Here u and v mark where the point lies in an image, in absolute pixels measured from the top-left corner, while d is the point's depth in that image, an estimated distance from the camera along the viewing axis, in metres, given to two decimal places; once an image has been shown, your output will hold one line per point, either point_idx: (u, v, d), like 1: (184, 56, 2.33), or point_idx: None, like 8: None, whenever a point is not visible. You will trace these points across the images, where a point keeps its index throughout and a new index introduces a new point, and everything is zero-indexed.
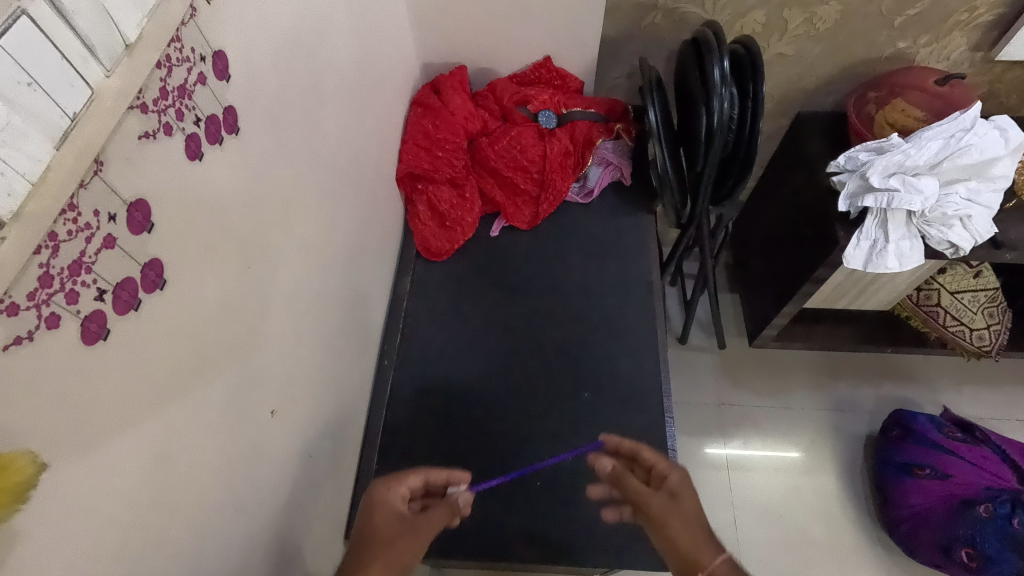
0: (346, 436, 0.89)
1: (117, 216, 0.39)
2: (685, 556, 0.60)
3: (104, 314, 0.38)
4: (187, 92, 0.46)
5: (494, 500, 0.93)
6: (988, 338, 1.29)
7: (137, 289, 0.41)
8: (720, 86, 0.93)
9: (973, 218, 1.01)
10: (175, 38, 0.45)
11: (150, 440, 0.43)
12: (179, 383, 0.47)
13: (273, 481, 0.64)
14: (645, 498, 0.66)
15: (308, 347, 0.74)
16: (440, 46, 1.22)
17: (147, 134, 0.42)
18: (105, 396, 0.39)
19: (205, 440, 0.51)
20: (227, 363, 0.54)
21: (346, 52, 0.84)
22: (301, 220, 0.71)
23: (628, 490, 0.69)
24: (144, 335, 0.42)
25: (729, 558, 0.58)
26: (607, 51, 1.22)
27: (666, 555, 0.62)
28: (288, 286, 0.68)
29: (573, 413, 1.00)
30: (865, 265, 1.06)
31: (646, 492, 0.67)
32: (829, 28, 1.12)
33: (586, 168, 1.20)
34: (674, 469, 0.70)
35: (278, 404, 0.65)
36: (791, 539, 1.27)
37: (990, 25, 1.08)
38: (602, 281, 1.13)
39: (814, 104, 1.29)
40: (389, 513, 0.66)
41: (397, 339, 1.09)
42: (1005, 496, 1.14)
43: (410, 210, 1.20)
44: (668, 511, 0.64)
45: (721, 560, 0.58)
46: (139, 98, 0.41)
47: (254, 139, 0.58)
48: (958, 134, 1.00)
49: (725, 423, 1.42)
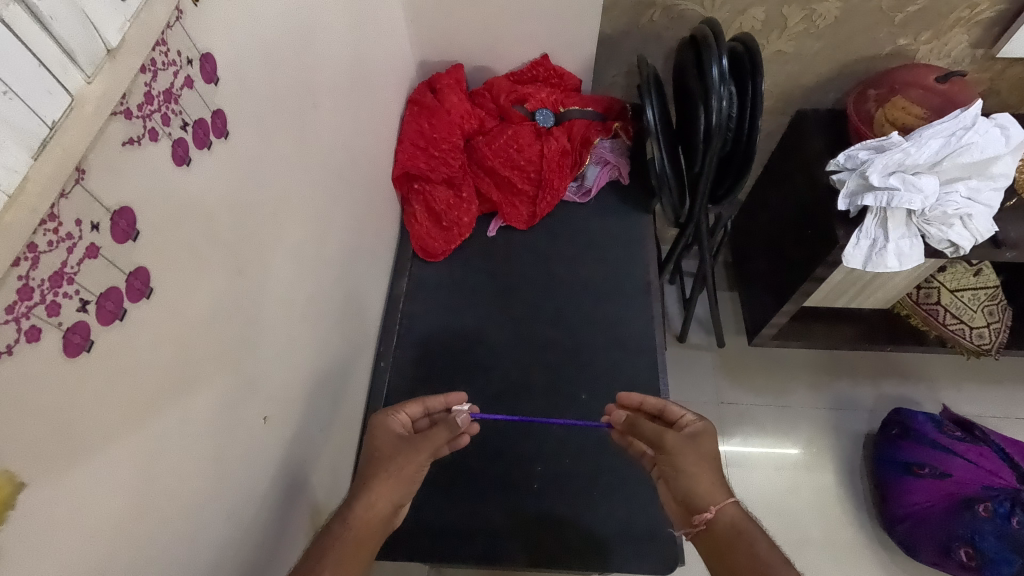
0: (341, 438, 0.89)
1: (100, 225, 0.38)
2: (698, 485, 0.67)
3: (88, 326, 0.38)
4: (174, 96, 0.46)
5: (491, 502, 0.92)
6: (988, 337, 1.28)
7: (123, 298, 0.41)
8: (719, 84, 0.92)
9: (973, 217, 1.01)
10: (160, 42, 0.44)
11: (136, 450, 0.43)
12: (167, 392, 0.46)
13: (265, 486, 0.64)
14: (663, 434, 0.72)
15: (302, 350, 0.73)
16: (436, 44, 1.21)
17: (132, 140, 0.41)
18: (87, 408, 0.38)
19: (195, 448, 0.50)
20: (217, 370, 0.54)
21: (340, 51, 0.83)
22: (294, 222, 0.70)
23: (646, 432, 0.75)
24: (130, 345, 0.42)
25: (738, 500, 0.65)
26: (605, 49, 1.21)
27: (678, 482, 0.69)
28: (281, 290, 0.67)
29: (570, 415, 1.00)
30: (865, 264, 1.05)
31: (664, 432, 0.73)
32: (829, 26, 1.11)
33: (584, 167, 1.19)
34: (692, 418, 0.75)
35: (270, 410, 0.64)
36: (790, 537, 1.27)
37: (991, 22, 1.07)
38: (600, 282, 1.13)
39: (813, 102, 1.28)
40: (388, 435, 0.74)
41: (393, 341, 1.08)
42: (1004, 496, 1.14)
43: (407, 210, 1.19)
44: (685, 446, 0.71)
45: (731, 500, 0.65)
46: (123, 103, 0.40)
47: (245, 141, 0.57)
48: (958, 133, 0.99)
49: (724, 422, 1.42)
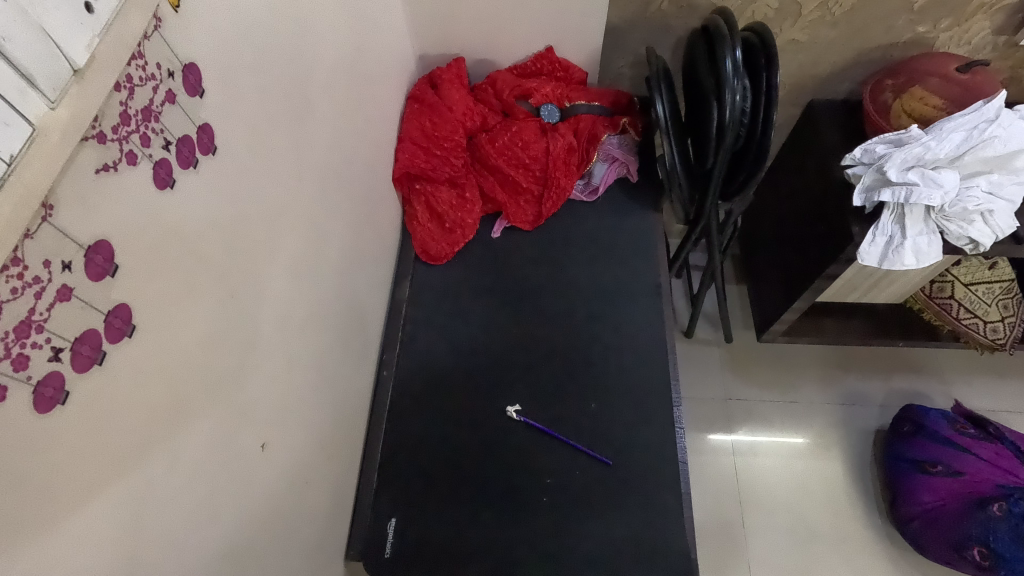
0: (344, 453, 0.86)
1: (73, 263, 0.35)
2: None
3: (62, 375, 0.35)
4: (154, 113, 0.42)
5: (497, 516, 0.90)
6: (1003, 331, 1.23)
7: (102, 340, 0.37)
8: (733, 78, 0.87)
9: (995, 212, 0.95)
10: (138, 55, 0.40)
11: (119, 502, 0.40)
12: (154, 432, 0.43)
13: (263, 513, 0.61)
14: None
15: (300, 367, 0.70)
16: (436, 37, 1.16)
17: (107, 167, 0.37)
18: (55, 465, 0.34)
19: (187, 489, 0.47)
20: (209, 402, 0.50)
21: (334, 50, 0.78)
22: (289, 233, 0.66)
23: None
24: (111, 388, 0.39)
25: None
26: (612, 40, 1.15)
27: None
28: (277, 308, 0.63)
29: (578, 423, 0.97)
30: (881, 262, 1.00)
31: None
32: (846, 13, 1.06)
33: (591, 165, 1.14)
34: None
35: (268, 436, 0.61)
36: (799, 535, 1.24)
37: (1015, 8, 1.02)
38: (609, 285, 1.09)
39: (827, 93, 1.23)
40: None
41: (396, 348, 1.05)
42: (1019, 494, 1.10)
43: (408, 211, 1.15)
44: None
45: None
46: (96, 126, 0.36)
47: (234, 155, 0.53)
48: (981, 125, 0.95)
49: (734, 418, 1.38)
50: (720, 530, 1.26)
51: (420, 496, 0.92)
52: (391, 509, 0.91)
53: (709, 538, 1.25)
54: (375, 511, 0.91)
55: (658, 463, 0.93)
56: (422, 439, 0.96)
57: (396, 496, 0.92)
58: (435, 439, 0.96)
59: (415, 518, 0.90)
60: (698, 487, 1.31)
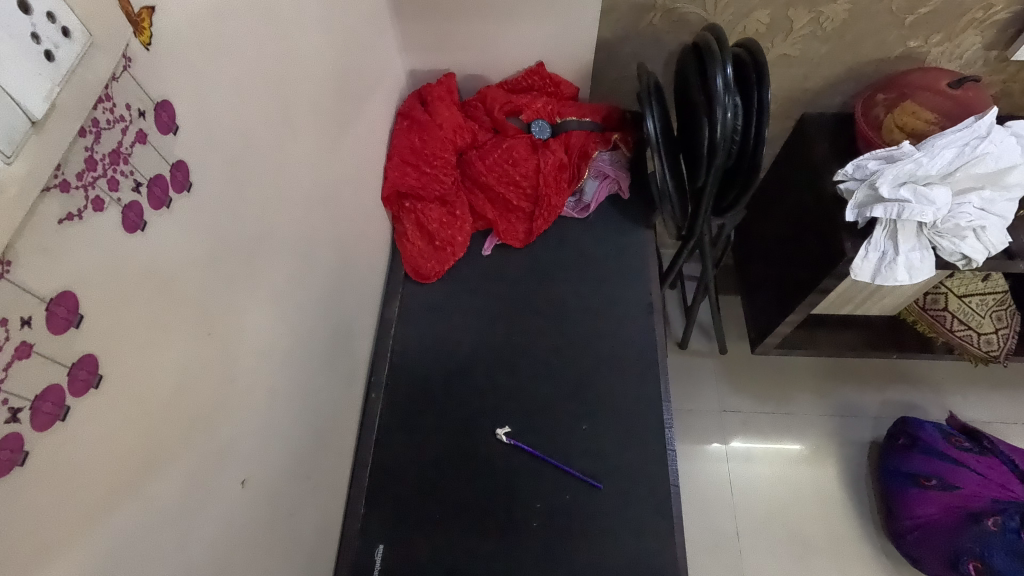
0: (326, 475, 0.84)
1: (33, 318, 0.34)
2: None
3: (20, 437, 0.34)
4: (123, 155, 0.41)
5: (483, 540, 0.88)
6: (997, 343, 1.21)
7: (66, 395, 0.37)
8: (723, 95, 0.85)
9: (987, 229, 0.94)
10: (105, 96, 0.39)
11: (88, 559, 0.39)
12: (128, 480, 0.42)
13: (242, 547, 0.59)
14: None
15: (282, 397, 0.69)
16: (425, 51, 1.14)
17: (70, 216, 0.36)
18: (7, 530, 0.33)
19: (158, 536, 0.46)
20: (188, 445, 0.49)
21: (321, 68, 0.77)
22: (270, 260, 0.65)
23: None
24: (76, 445, 0.38)
25: None
26: (603, 54, 1.14)
27: None
28: (257, 338, 0.62)
29: (569, 445, 0.95)
30: (873, 277, 0.99)
31: None
32: (837, 28, 1.05)
33: (582, 181, 1.13)
34: None
35: (248, 471, 0.60)
36: (792, 548, 1.23)
37: (1007, 23, 1.01)
38: (600, 304, 1.07)
39: (819, 107, 1.21)
40: None
41: (385, 368, 1.03)
42: (1014, 509, 1.09)
43: (399, 229, 1.13)
44: None
45: None
46: (58, 175, 0.35)
47: (210, 189, 0.52)
48: (973, 142, 0.93)
49: (727, 430, 1.36)
50: (714, 544, 1.24)
51: (408, 518, 0.91)
52: (379, 534, 0.90)
53: (702, 551, 1.24)
54: (363, 535, 0.90)
55: (648, 484, 0.92)
56: (411, 462, 0.95)
57: (385, 520, 0.91)
58: (423, 461, 0.95)
59: (403, 542, 0.89)
60: (692, 499, 1.29)
